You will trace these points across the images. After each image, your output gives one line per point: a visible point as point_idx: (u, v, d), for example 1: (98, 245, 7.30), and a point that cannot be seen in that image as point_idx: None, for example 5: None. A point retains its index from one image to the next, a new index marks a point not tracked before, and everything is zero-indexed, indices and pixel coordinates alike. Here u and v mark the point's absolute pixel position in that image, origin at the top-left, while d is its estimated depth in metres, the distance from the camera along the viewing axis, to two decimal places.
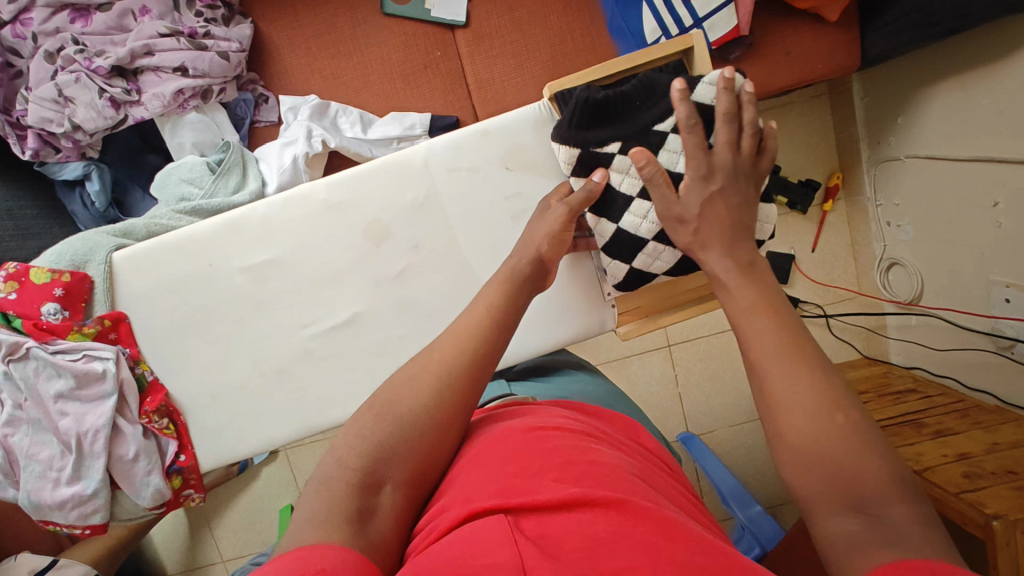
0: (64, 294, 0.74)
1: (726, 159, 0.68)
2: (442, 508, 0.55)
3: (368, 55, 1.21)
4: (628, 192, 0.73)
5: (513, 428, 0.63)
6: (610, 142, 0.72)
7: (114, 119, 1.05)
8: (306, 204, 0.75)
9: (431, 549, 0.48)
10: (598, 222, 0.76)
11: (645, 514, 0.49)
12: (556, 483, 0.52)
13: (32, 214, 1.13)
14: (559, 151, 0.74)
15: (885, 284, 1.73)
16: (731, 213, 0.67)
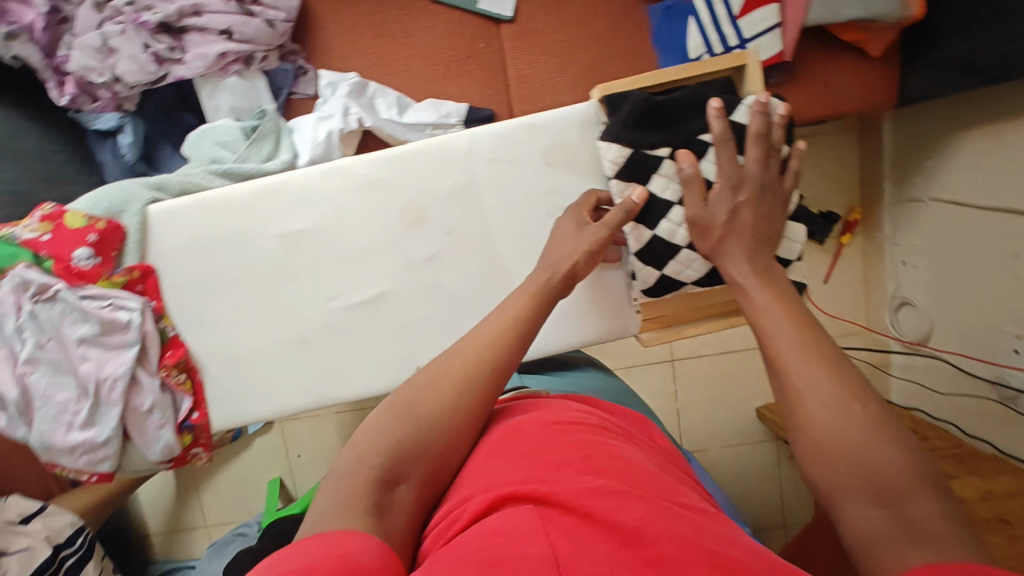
0: (98, 241, 0.74)
1: (755, 173, 0.69)
2: (466, 497, 0.55)
3: (412, 39, 1.22)
4: (670, 198, 0.74)
5: (533, 421, 0.64)
6: (660, 146, 0.73)
7: (154, 75, 1.05)
8: (345, 179, 0.76)
9: (459, 539, 0.49)
10: (633, 227, 0.75)
11: (672, 508, 0.50)
12: (581, 476, 0.53)
13: (62, 159, 1.14)
14: (608, 149, 0.73)
15: (894, 323, 1.74)
16: (756, 224, 0.68)
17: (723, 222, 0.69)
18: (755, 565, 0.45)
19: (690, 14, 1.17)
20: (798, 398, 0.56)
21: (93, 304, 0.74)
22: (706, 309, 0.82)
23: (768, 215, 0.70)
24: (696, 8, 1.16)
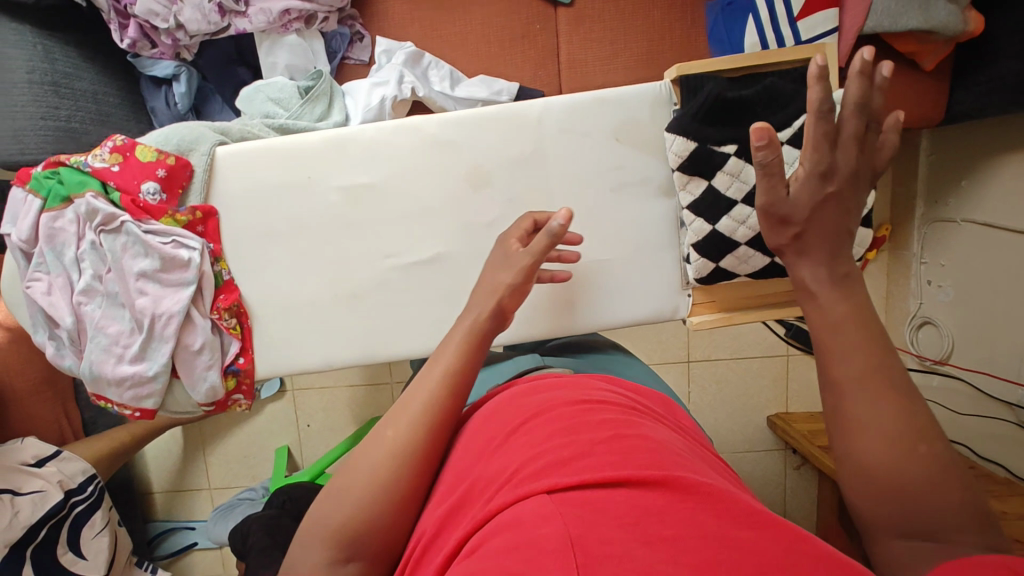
0: (165, 176, 0.75)
1: (849, 156, 0.64)
2: (489, 492, 0.52)
3: (470, 14, 1.22)
4: (733, 196, 0.74)
5: (558, 402, 0.60)
6: (727, 142, 0.72)
7: (217, 25, 1.06)
8: (415, 137, 0.76)
9: (479, 543, 0.46)
10: (694, 220, 0.76)
11: (693, 487, 0.47)
12: (599, 459, 0.50)
13: (115, 102, 1.15)
14: (673, 142, 0.73)
15: (913, 341, 1.75)
16: (839, 217, 0.64)
17: (804, 214, 0.65)
18: (772, 551, 0.42)
19: (750, 11, 1.18)
20: (859, 425, 0.53)
21: (154, 240, 0.73)
22: (757, 298, 0.83)
23: (848, 203, 0.65)
24: (756, 5, 1.17)
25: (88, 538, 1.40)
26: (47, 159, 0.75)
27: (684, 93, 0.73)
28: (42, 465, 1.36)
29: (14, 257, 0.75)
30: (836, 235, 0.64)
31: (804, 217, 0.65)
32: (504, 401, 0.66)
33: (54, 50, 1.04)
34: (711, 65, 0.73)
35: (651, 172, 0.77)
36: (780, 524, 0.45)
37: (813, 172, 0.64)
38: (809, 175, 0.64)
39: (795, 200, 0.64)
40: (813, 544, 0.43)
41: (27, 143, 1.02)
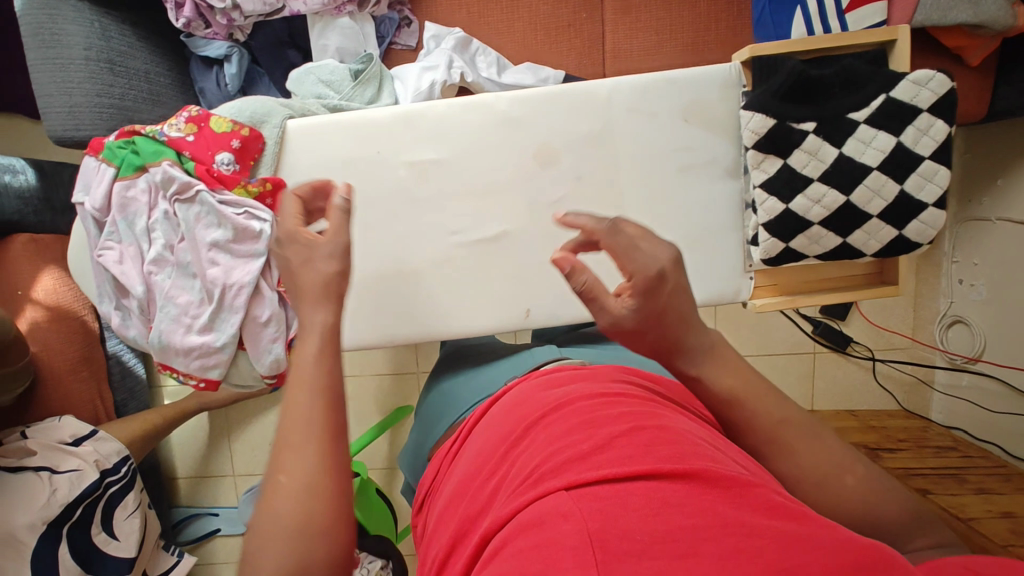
0: (239, 148, 0.75)
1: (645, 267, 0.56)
2: (511, 491, 0.52)
3: (518, 1, 1.22)
4: (810, 174, 0.74)
5: (581, 398, 0.60)
6: (806, 121, 0.73)
7: (272, 6, 1.07)
8: (484, 113, 0.76)
9: (502, 542, 0.46)
10: (766, 198, 0.75)
11: (716, 477, 0.45)
12: (621, 454, 0.49)
13: (165, 83, 1.15)
14: (749, 119, 0.74)
15: (942, 340, 1.74)
16: (670, 315, 0.57)
17: (644, 325, 0.57)
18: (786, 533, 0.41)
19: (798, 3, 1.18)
20: (792, 473, 0.56)
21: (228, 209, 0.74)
22: (815, 284, 0.85)
23: (674, 296, 0.57)
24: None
25: (119, 518, 1.34)
26: (121, 129, 0.77)
27: (759, 71, 0.74)
28: (79, 444, 1.31)
29: (86, 225, 0.76)
30: (671, 332, 0.57)
31: (640, 330, 0.57)
32: (521, 401, 0.66)
33: (110, 27, 1.04)
34: (788, 44, 0.74)
35: (718, 153, 0.78)
36: (803, 514, 0.44)
37: (642, 280, 0.55)
38: (634, 290, 0.56)
39: (623, 318, 0.57)
40: (834, 533, 0.42)
41: (82, 120, 1.03)
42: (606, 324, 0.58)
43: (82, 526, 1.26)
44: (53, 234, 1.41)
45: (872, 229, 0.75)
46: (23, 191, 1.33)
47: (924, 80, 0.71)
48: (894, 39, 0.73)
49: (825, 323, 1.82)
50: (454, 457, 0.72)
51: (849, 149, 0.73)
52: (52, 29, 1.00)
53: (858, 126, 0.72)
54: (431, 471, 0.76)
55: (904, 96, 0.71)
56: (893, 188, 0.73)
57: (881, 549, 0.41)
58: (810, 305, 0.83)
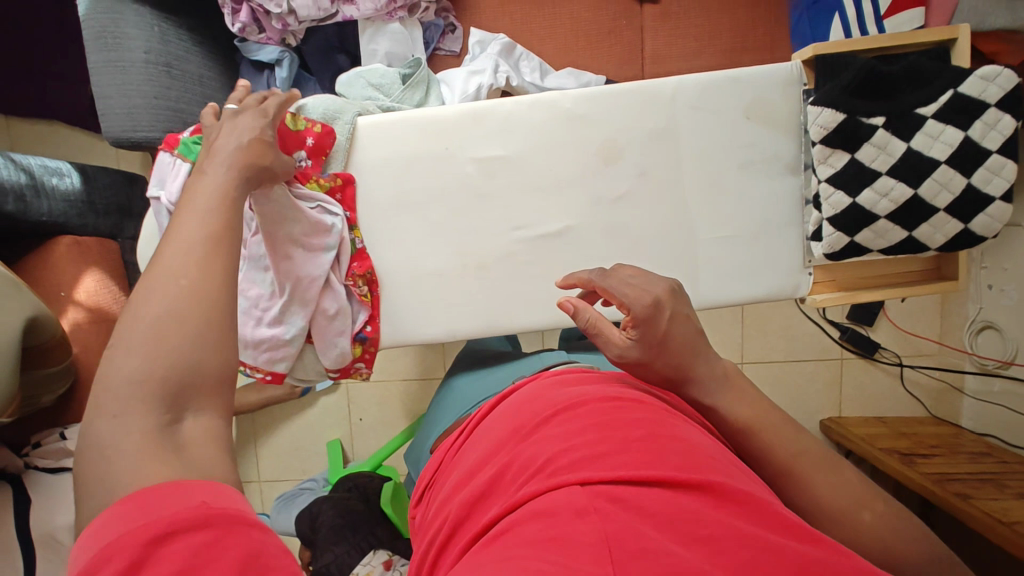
0: (310, 145, 0.77)
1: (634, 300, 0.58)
2: (520, 480, 0.50)
3: (560, 8, 1.25)
4: (878, 168, 0.76)
5: (593, 393, 0.58)
6: (876, 115, 0.75)
7: (326, 11, 1.09)
8: (550, 110, 0.78)
9: (509, 528, 0.45)
10: (832, 193, 0.78)
11: (739, 494, 0.44)
12: (639, 455, 0.48)
13: (217, 87, 1.18)
14: (819, 114, 0.76)
15: (972, 347, 1.70)
16: (676, 341, 0.58)
17: (649, 352, 0.58)
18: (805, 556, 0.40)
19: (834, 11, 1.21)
20: (808, 505, 0.54)
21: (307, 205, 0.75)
22: (870, 281, 0.87)
23: (676, 324, 0.57)
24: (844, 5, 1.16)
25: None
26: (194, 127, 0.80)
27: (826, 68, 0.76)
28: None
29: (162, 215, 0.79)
30: (679, 358, 0.58)
31: (645, 363, 0.58)
32: (530, 395, 0.64)
33: (169, 31, 1.07)
34: (854, 43, 0.76)
35: (779, 149, 0.79)
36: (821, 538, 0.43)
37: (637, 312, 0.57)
38: (634, 324, 0.58)
39: (627, 350, 0.59)
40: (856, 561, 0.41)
41: (140, 121, 1.06)
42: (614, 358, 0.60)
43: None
44: (94, 237, 1.36)
45: (938, 222, 0.77)
46: (68, 195, 1.30)
47: (988, 76, 0.73)
48: (953, 38, 0.77)
49: (852, 328, 1.82)
50: (457, 447, 0.70)
51: (917, 143, 0.75)
52: (114, 33, 1.02)
53: (926, 121, 0.74)
54: (432, 464, 0.73)
55: (972, 91, 0.73)
56: (960, 181, 0.75)
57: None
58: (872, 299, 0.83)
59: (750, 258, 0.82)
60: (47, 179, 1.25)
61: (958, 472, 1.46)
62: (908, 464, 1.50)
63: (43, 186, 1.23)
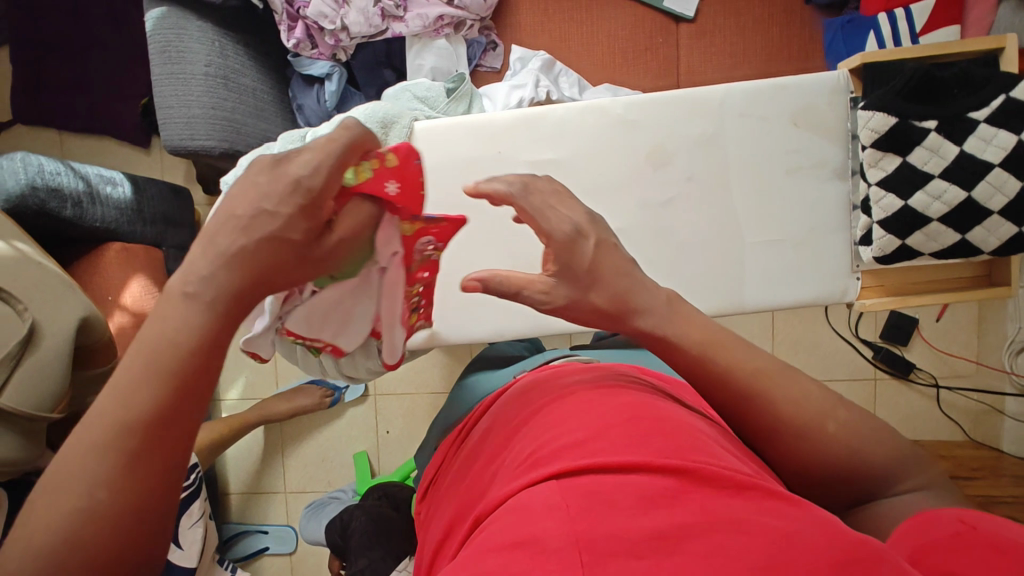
0: (388, 191, 0.58)
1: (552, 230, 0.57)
2: (505, 480, 0.52)
3: (598, 27, 1.28)
4: (931, 171, 0.77)
5: (579, 391, 0.60)
6: (928, 118, 0.76)
7: (377, 28, 1.14)
8: (602, 116, 0.80)
9: (489, 524, 0.46)
10: (882, 196, 0.79)
11: (711, 475, 0.45)
12: (615, 446, 0.49)
13: (269, 99, 1.23)
14: (870, 118, 0.77)
15: (1012, 367, 1.65)
16: (602, 269, 0.57)
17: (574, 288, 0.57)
18: (773, 529, 0.40)
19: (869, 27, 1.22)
20: (798, 441, 0.53)
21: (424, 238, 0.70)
22: (917, 287, 0.87)
23: (599, 254, 0.58)
24: (879, 24, 1.20)
25: (185, 526, 1.30)
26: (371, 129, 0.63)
27: None
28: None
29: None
30: (614, 290, 0.57)
31: (574, 301, 0.58)
32: (525, 394, 0.66)
33: (227, 46, 1.12)
34: (897, 52, 0.79)
35: (827, 154, 0.80)
36: (791, 502, 0.44)
37: (557, 242, 0.57)
38: (554, 256, 0.58)
39: (553, 288, 0.58)
40: (826, 524, 0.41)
41: (197, 131, 1.10)
42: (541, 300, 0.59)
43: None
44: (141, 243, 1.40)
45: (992, 224, 0.77)
46: (120, 204, 1.33)
47: None
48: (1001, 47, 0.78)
49: (886, 348, 1.78)
50: (459, 446, 0.72)
51: (970, 146, 0.75)
52: (178, 47, 1.08)
53: (980, 125, 0.75)
54: (437, 460, 0.76)
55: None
56: (1015, 186, 0.75)
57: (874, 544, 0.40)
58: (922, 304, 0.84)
59: (796, 262, 0.83)
60: (102, 188, 1.29)
61: (1000, 496, 1.43)
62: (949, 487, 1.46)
63: (98, 194, 1.27)
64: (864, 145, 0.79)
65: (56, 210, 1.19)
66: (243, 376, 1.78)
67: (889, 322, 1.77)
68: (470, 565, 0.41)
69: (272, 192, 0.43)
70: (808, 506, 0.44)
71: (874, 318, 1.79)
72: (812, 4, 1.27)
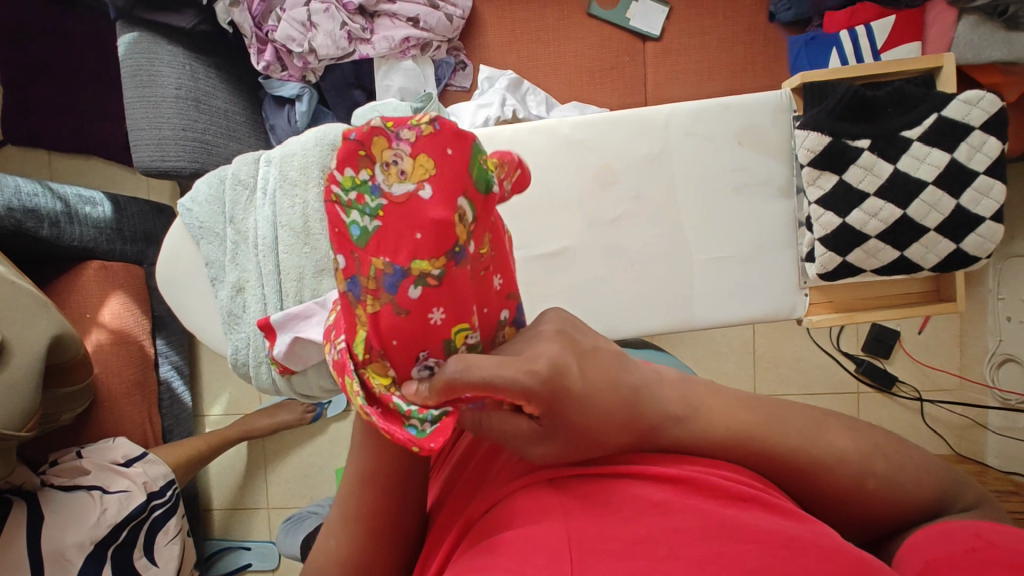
0: (433, 327, 0.48)
1: (537, 390, 0.42)
2: (493, 482, 0.50)
3: (564, 46, 1.30)
4: (866, 188, 0.80)
5: None
6: (862, 137, 0.80)
7: (344, 50, 1.17)
8: (550, 137, 0.82)
9: (481, 529, 0.45)
10: (822, 214, 0.81)
11: (706, 482, 0.45)
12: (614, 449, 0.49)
13: (241, 120, 1.26)
14: (806, 137, 0.80)
15: (992, 380, 1.58)
16: (599, 401, 0.46)
17: (574, 438, 0.45)
18: (773, 536, 0.40)
19: (833, 42, 1.21)
20: (836, 498, 0.50)
21: (421, 189, 0.48)
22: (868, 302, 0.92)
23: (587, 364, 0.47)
24: (841, 40, 1.20)
25: (160, 543, 1.23)
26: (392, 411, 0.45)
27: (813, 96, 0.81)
28: (130, 465, 1.21)
29: (188, 225, 0.85)
30: (615, 408, 0.46)
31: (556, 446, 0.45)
32: None
33: (199, 70, 1.15)
34: (835, 72, 0.82)
35: (772, 171, 0.82)
36: (791, 514, 0.44)
37: (539, 396, 0.42)
38: (542, 405, 0.43)
39: (543, 447, 0.45)
40: (824, 536, 0.42)
41: (168, 152, 1.12)
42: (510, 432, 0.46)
43: (126, 550, 1.16)
44: (121, 262, 1.37)
45: (929, 242, 0.81)
46: (98, 222, 1.31)
47: (972, 101, 0.78)
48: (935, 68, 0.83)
49: (868, 361, 1.66)
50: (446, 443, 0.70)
51: (903, 165, 0.80)
52: (150, 71, 1.11)
53: (911, 143, 0.79)
54: None
55: (955, 116, 0.78)
56: (949, 203, 0.80)
57: (871, 560, 0.40)
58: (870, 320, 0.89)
59: (747, 279, 0.84)
60: (80, 208, 1.27)
61: None
62: None
63: (76, 214, 1.25)
64: (802, 163, 0.82)
65: (32, 229, 1.17)
66: (226, 392, 1.76)
67: (871, 335, 1.65)
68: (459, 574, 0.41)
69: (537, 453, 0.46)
70: (805, 519, 0.44)
71: (856, 329, 1.67)
72: (777, 22, 1.28)
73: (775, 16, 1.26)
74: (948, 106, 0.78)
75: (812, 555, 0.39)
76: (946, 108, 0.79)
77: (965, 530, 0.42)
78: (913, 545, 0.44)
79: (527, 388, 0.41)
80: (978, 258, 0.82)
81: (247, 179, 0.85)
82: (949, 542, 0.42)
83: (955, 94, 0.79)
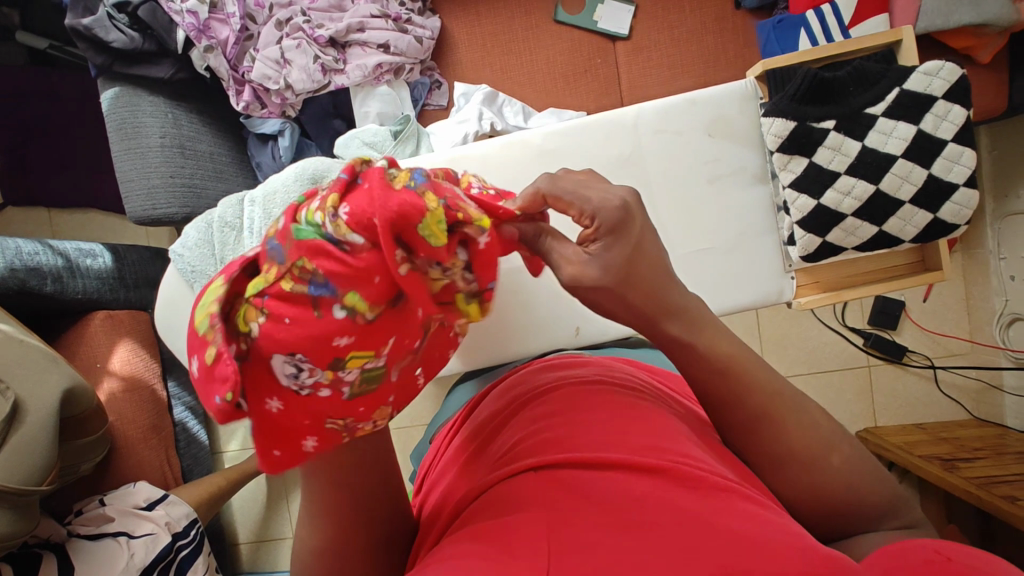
0: (332, 348, 0.43)
1: (609, 219, 0.51)
2: (485, 475, 0.53)
3: (537, 55, 1.31)
4: (837, 168, 0.88)
5: (573, 381, 0.63)
6: (827, 119, 0.87)
7: (320, 82, 1.20)
8: (523, 147, 0.91)
9: (470, 517, 0.48)
10: (798, 198, 0.89)
11: (685, 474, 0.47)
12: (601, 444, 0.51)
13: (228, 160, 1.29)
14: (773, 123, 0.87)
15: (1003, 341, 1.55)
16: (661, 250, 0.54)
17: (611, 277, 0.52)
18: (745, 531, 0.42)
19: (800, 23, 1.20)
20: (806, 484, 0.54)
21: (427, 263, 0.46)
22: (850, 279, 0.98)
23: (638, 233, 0.52)
24: (808, 20, 1.19)
25: None
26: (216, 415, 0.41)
27: (774, 83, 0.89)
28: (152, 508, 1.23)
29: (179, 270, 0.92)
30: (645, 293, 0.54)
31: (610, 284, 0.52)
32: (519, 381, 0.72)
33: (181, 117, 1.19)
34: (799, 56, 0.89)
35: (745, 161, 0.91)
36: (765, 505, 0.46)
37: (604, 218, 0.51)
38: (596, 234, 0.52)
39: (583, 266, 0.52)
40: (795, 533, 0.43)
41: (159, 200, 1.15)
42: (568, 277, 0.52)
43: None
44: (126, 309, 1.37)
45: (906, 215, 0.89)
46: (101, 273, 1.31)
47: (930, 72, 0.85)
48: (899, 40, 0.91)
49: (875, 334, 1.63)
50: (448, 442, 0.72)
51: (872, 140, 0.87)
52: (133, 123, 1.14)
53: (875, 120, 0.87)
54: (423, 466, 0.75)
55: (917, 87, 0.86)
56: (921, 174, 0.87)
57: (841, 558, 0.41)
58: (854, 297, 0.94)
59: (732, 263, 0.92)
60: (81, 261, 1.26)
61: (1004, 474, 1.22)
62: (949, 470, 1.27)
63: (78, 267, 1.25)
64: (772, 150, 0.90)
65: (36, 288, 1.17)
66: (242, 427, 1.72)
67: (876, 306, 1.62)
68: (442, 561, 0.43)
69: (589, 268, 0.52)
70: (780, 516, 0.45)
71: (860, 303, 1.64)
72: (743, 9, 1.29)
73: (741, 3, 1.27)
74: (908, 81, 0.86)
75: (784, 547, 0.40)
76: (909, 80, 0.87)
77: (924, 547, 0.44)
78: (881, 556, 0.45)
79: (593, 207, 0.51)
80: (957, 225, 0.90)
81: (236, 215, 0.93)
82: (920, 557, 0.43)
83: (914, 67, 0.87)
